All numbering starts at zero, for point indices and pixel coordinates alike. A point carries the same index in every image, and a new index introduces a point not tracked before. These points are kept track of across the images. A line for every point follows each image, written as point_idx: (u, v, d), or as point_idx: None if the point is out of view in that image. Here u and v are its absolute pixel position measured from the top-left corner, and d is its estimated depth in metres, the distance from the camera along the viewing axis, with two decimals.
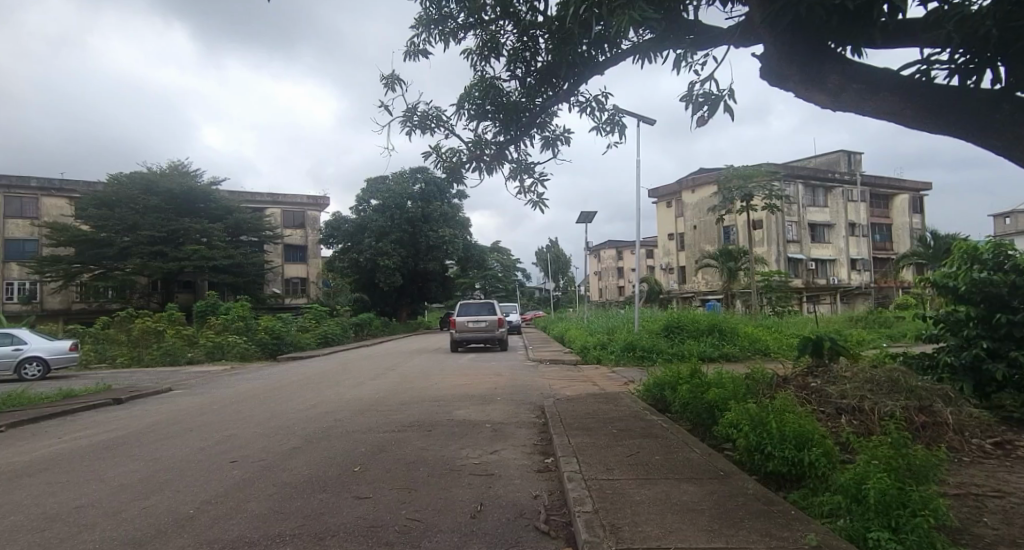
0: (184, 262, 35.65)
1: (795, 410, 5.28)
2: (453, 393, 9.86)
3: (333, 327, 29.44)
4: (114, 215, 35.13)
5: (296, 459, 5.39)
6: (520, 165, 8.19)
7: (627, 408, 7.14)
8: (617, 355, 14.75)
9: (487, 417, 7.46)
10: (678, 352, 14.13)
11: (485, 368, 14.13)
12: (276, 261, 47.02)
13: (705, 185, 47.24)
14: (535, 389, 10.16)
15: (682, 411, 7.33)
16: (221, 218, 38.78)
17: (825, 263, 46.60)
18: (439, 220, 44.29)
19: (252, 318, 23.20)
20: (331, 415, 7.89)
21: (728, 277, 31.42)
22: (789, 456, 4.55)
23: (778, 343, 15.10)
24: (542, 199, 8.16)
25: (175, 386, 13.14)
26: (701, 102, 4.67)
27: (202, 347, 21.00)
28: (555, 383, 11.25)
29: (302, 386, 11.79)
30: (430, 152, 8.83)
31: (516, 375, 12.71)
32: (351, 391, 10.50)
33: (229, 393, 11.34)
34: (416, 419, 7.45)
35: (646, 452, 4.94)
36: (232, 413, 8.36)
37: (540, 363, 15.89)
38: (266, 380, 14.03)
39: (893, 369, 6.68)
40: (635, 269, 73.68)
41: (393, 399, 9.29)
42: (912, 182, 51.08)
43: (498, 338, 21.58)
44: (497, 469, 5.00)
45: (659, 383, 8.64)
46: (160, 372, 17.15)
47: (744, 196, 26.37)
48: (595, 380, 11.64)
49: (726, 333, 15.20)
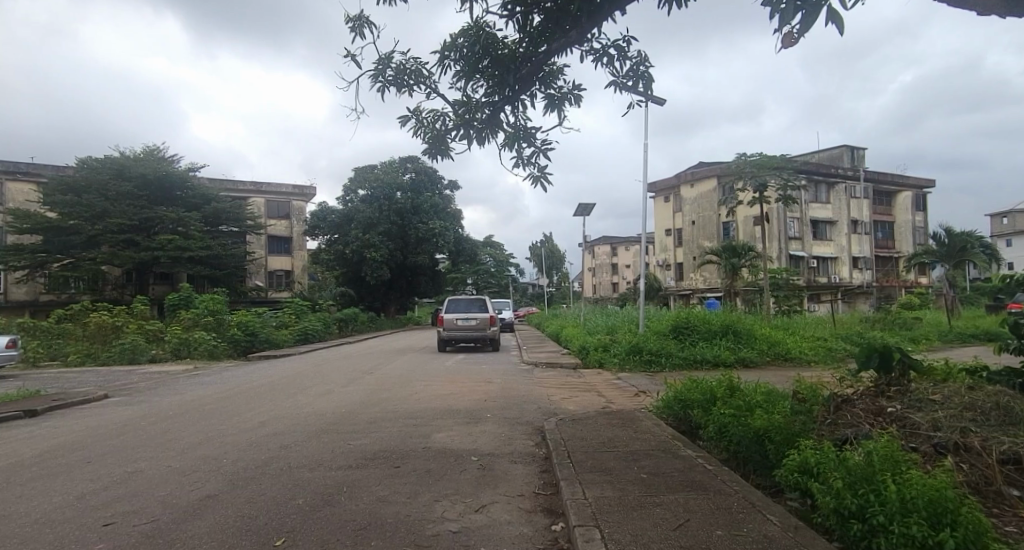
0: (157, 252, 33.90)
1: (907, 458, 3.71)
2: (435, 407, 8.32)
3: (314, 323, 27.82)
4: (83, 202, 33.25)
5: (198, 523, 3.76)
6: (518, 132, 6.61)
7: (653, 437, 5.60)
8: (622, 358, 13.30)
9: (474, 444, 5.90)
10: (689, 358, 12.71)
11: (475, 374, 12.60)
12: (259, 253, 45.20)
13: (705, 179, 45.89)
14: (531, 403, 8.62)
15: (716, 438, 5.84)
16: (198, 206, 36.94)
17: (826, 261, 45.47)
18: (429, 212, 42.57)
19: (223, 313, 21.51)
20: (278, 439, 6.31)
21: (731, 274, 29.99)
22: (918, 536, 2.94)
23: (797, 346, 13.79)
24: (546, 173, 6.61)
25: (117, 390, 11.51)
26: (794, 5, 3.09)
27: (166, 344, 19.35)
28: (555, 394, 9.74)
29: (264, 393, 10.21)
30: (409, 116, 7.20)
31: (508, 382, 11.21)
32: (316, 402, 8.91)
33: (180, 400, 9.76)
34: (384, 447, 5.88)
35: (699, 525, 3.35)
36: (162, 433, 6.76)
37: (536, 366, 14.35)
38: (227, 384, 12.43)
39: (996, 392, 5.16)
40: (630, 266, 72.42)
41: (363, 415, 7.73)
42: (915, 178, 50.00)
43: (490, 337, 20.04)
44: (482, 544, 3.41)
45: (683, 397, 7.19)
46: (115, 373, 15.53)
47: (758, 185, 24.64)
48: (600, 390, 10.15)
49: (742, 335, 13.75)
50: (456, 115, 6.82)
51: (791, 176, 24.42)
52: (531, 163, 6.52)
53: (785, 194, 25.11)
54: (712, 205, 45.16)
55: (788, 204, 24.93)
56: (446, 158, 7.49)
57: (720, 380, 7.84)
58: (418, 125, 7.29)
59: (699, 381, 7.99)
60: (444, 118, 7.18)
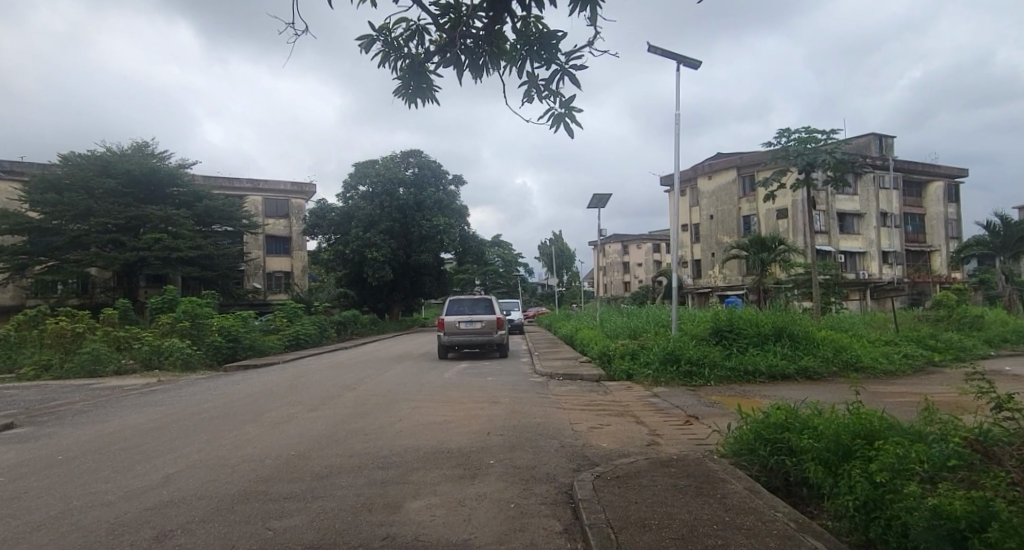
0: (143, 253, 31.98)
1: None
2: (419, 448, 6.00)
3: (307, 327, 25.76)
4: (65, 201, 31.40)
5: None
6: (534, 46, 4.08)
7: (764, 528, 3.29)
8: (656, 369, 10.98)
9: (464, 535, 3.61)
10: (739, 371, 10.48)
11: (476, 391, 10.32)
12: (256, 254, 43.31)
13: (723, 170, 43.39)
14: (551, 439, 6.41)
15: (845, 520, 3.51)
16: (190, 204, 35.13)
17: (854, 256, 42.84)
18: (433, 208, 40.29)
19: (202, 317, 19.38)
20: (173, 513, 4.07)
21: (760, 270, 27.40)
22: None
23: (867, 352, 11.43)
24: (576, 109, 4.45)
25: (39, 415, 9.35)
26: None
27: (137, 352, 17.34)
28: (580, 422, 7.54)
29: (210, 423, 7.86)
30: (374, 39, 4.54)
31: (518, 403, 8.99)
32: (264, 441, 6.56)
33: (94, 433, 7.39)
34: (322, 537, 3.59)
35: None
36: (6, 503, 4.46)
37: (550, 379, 12.01)
38: (177, 404, 10.20)
39: None
40: (642, 264, 69.94)
41: (318, 464, 5.42)
42: (947, 167, 47.04)
43: (497, 342, 17.76)
44: None
45: (796, 437, 4.83)
46: (61, 388, 13.43)
47: (805, 163, 21.74)
48: (638, 416, 7.92)
49: (798, 340, 11.44)
50: (438, 27, 4.23)
51: (847, 154, 21.29)
52: (550, 96, 4.21)
53: (840, 178, 22.08)
54: (733, 199, 42.70)
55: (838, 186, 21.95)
56: (434, 101, 4.97)
57: (831, 407, 5.47)
58: (386, 52, 4.64)
59: (796, 408, 5.62)
60: (423, 36, 4.55)
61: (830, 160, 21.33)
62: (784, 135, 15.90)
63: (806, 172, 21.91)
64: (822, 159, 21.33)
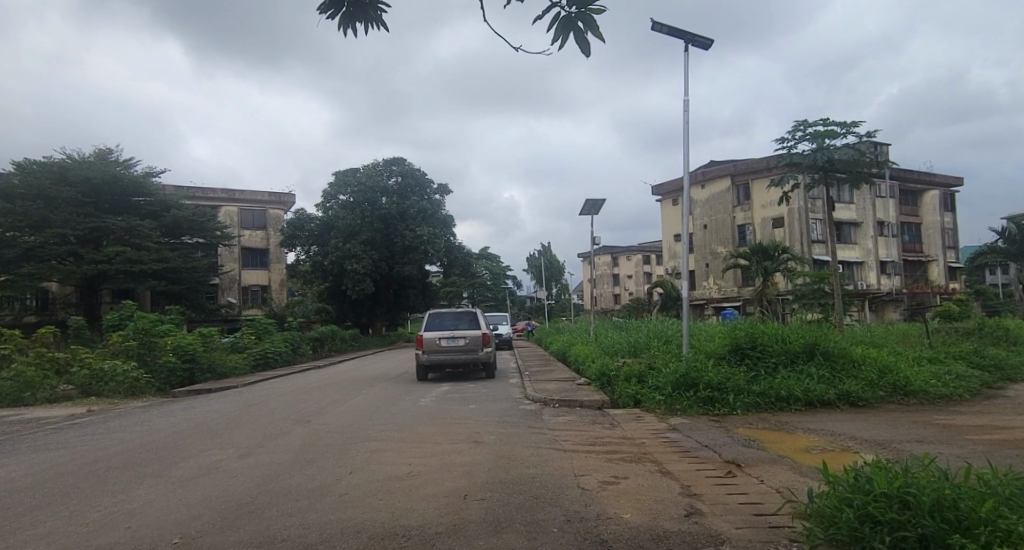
0: (103, 266, 29.74)
1: None
2: (363, 529, 4.13)
3: (278, 345, 23.70)
4: (18, 210, 29.15)
5: None
6: None
7: None
8: (668, 396, 9.19)
9: None
10: (767, 398, 8.80)
11: (456, 424, 8.49)
12: (231, 266, 41.18)
13: (717, 179, 42.13)
14: (554, 506, 4.62)
15: None
16: (157, 214, 33.02)
17: (852, 267, 41.64)
18: (418, 218, 38.42)
19: (155, 335, 17.39)
20: None
21: (763, 279, 25.83)
22: None
23: (914, 373, 9.80)
24: (596, 7, 2.77)
25: None
26: None
27: (74, 377, 15.25)
28: (589, 473, 5.75)
29: (98, 478, 5.92)
30: None
31: (508, 441, 7.20)
32: (151, 513, 4.66)
33: None
34: None
35: None
36: None
37: (544, 407, 10.16)
38: (81, 445, 8.18)
39: None
40: (632, 276, 68.63)
41: None
42: (943, 176, 46.24)
43: (483, 361, 15.91)
44: None
45: (950, 538, 2.99)
46: None
47: (826, 160, 19.48)
48: (661, 461, 6.19)
49: (833, 358, 9.79)
50: None
51: (866, 148, 19.38)
52: None
53: (858, 177, 20.15)
54: (727, 207, 41.48)
55: (862, 184, 19.74)
56: (383, 25, 3.22)
57: (969, 477, 3.72)
58: None
59: (912, 470, 3.87)
60: None
61: (848, 153, 19.27)
62: (800, 128, 14.39)
63: (825, 172, 19.84)
64: (843, 154, 19.25)
